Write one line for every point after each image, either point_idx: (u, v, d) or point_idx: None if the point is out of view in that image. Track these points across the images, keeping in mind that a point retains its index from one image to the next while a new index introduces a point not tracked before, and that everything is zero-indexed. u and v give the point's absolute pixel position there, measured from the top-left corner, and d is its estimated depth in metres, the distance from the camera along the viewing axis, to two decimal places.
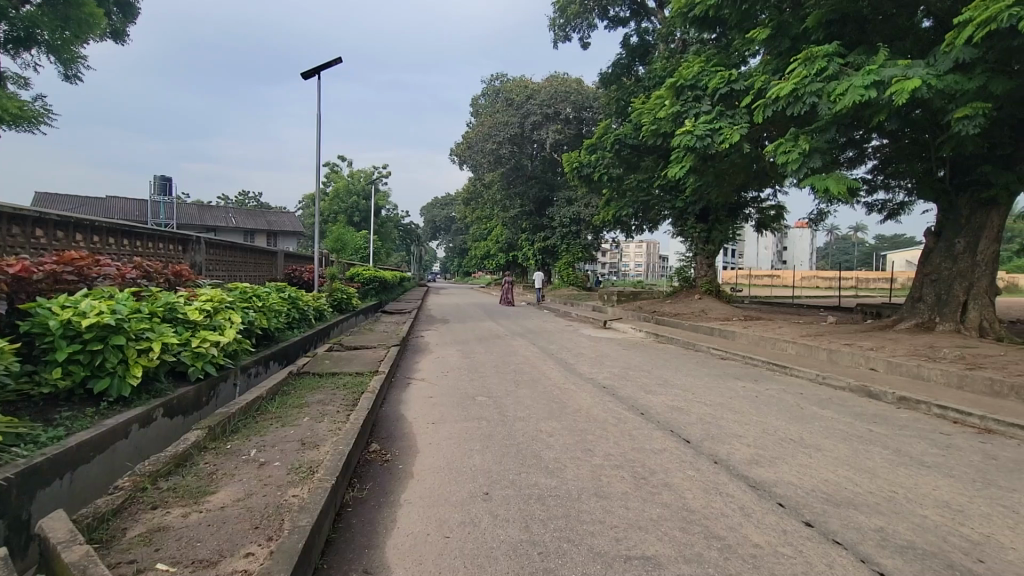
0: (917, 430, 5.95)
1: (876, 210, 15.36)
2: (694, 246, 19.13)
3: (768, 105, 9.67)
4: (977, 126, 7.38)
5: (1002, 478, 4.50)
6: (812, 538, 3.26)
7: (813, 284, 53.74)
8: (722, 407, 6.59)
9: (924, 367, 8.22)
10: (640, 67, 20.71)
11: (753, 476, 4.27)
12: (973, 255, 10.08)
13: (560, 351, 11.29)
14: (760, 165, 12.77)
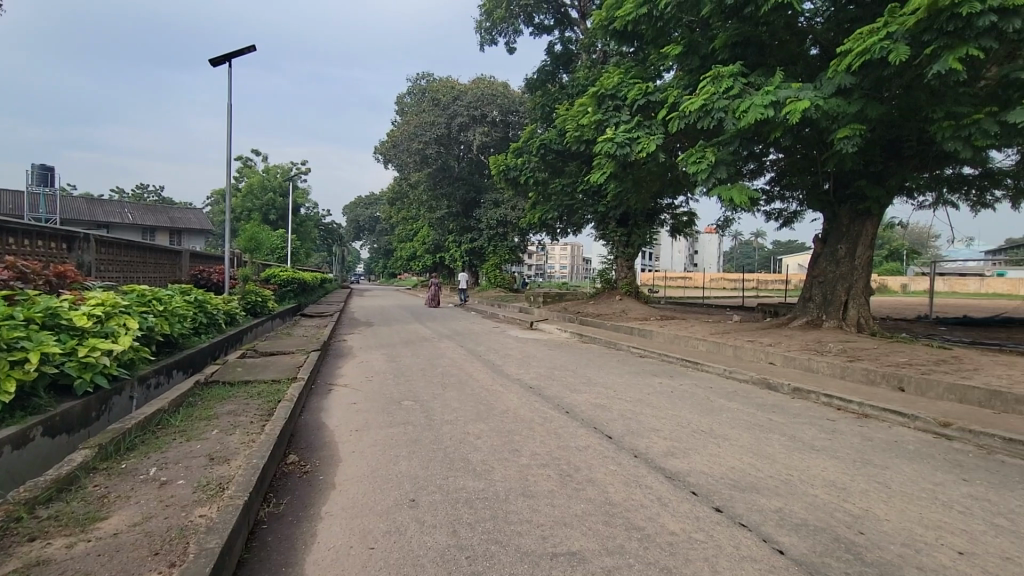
0: (808, 417, 6.58)
1: (774, 218, 16.83)
2: (615, 249, 19.93)
3: (681, 117, 10.30)
4: (855, 145, 8.32)
5: (876, 457, 5.10)
6: (721, 523, 3.51)
7: (721, 285, 57.97)
8: (640, 403, 6.92)
9: (813, 360, 9.13)
10: (564, 75, 21.31)
11: (669, 468, 4.52)
12: (852, 260, 11.34)
13: (488, 352, 11.32)
14: (673, 174, 13.57)
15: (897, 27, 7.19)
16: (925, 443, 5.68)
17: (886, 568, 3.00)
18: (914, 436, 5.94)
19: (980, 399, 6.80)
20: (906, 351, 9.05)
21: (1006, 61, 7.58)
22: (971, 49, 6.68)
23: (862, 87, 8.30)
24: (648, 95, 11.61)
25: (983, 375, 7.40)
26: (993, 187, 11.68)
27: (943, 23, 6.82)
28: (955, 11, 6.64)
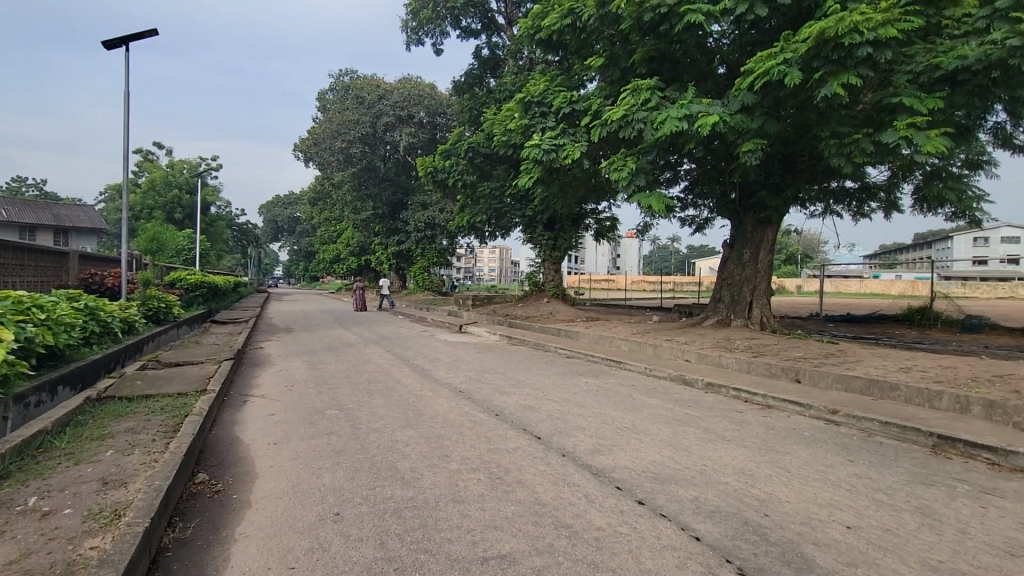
0: (719, 410, 7.07)
1: (688, 224, 17.93)
2: (542, 252, 20.31)
3: (603, 125, 10.72)
4: (758, 158, 9.06)
5: (778, 444, 5.56)
6: (643, 515, 3.67)
7: (642, 287, 60.63)
8: (567, 403, 7.10)
9: (723, 357, 9.82)
10: (491, 79, 21.44)
11: (595, 465, 4.67)
12: (756, 264, 12.34)
13: (416, 357, 11.12)
14: (597, 180, 14.07)
15: (791, 53, 7.93)
16: (818, 429, 6.29)
17: (788, 546, 3.28)
18: (810, 423, 6.56)
19: (863, 387, 7.63)
20: (802, 346, 9.98)
21: (879, 88, 8.59)
22: (852, 76, 7.51)
23: (763, 106, 9.06)
24: (573, 103, 11.97)
25: (864, 366, 8.31)
26: (870, 200, 13.17)
27: (829, 52, 7.60)
28: (838, 42, 7.43)
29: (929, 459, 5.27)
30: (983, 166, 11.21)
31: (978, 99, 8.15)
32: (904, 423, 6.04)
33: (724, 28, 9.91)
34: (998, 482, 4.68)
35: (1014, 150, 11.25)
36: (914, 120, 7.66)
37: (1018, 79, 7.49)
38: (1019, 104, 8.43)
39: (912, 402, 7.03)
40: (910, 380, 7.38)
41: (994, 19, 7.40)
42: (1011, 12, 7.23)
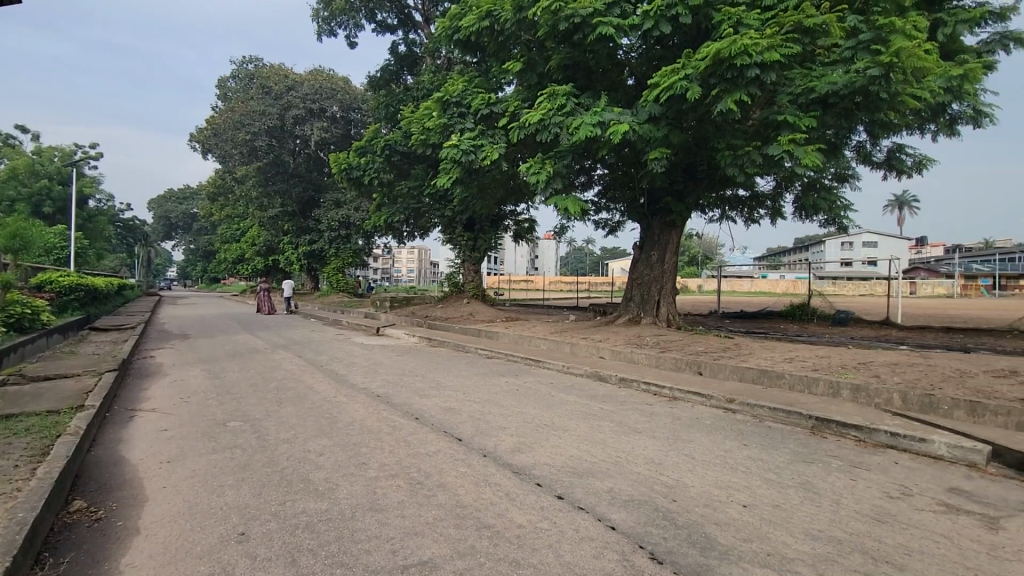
0: (631, 403, 7.45)
1: (602, 226, 18.72)
2: (462, 253, 20.24)
3: (521, 129, 10.90)
4: (663, 166, 9.66)
5: (683, 433, 5.97)
6: (562, 509, 3.78)
7: (558, 287, 62.28)
8: (488, 403, 7.13)
9: (635, 353, 10.36)
10: (409, 77, 21.03)
11: (515, 463, 4.73)
12: (663, 265, 13.15)
13: (330, 361, 10.64)
14: (515, 182, 14.28)
15: (692, 69, 8.54)
16: (718, 417, 6.83)
17: (694, 528, 3.53)
18: (711, 412, 7.10)
19: (755, 377, 8.39)
20: (703, 341, 10.79)
21: (766, 106, 9.48)
22: (743, 94, 8.24)
23: (667, 117, 9.67)
24: (491, 105, 12.05)
25: (756, 358, 9.14)
26: (759, 207, 14.50)
27: (724, 71, 8.27)
28: (731, 62, 8.11)
29: (810, 440, 5.91)
30: (849, 179, 12.75)
31: (845, 120, 9.25)
32: (788, 407, 6.73)
33: (633, 42, 10.46)
34: (864, 456, 5.35)
35: (872, 166, 12.91)
36: (794, 137, 8.54)
37: (875, 104, 8.59)
38: (876, 127, 9.68)
39: (795, 389, 7.85)
40: (793, 369, 8.23)
41: (857, 51, 8.43)
42: (870, 46, 8.27)
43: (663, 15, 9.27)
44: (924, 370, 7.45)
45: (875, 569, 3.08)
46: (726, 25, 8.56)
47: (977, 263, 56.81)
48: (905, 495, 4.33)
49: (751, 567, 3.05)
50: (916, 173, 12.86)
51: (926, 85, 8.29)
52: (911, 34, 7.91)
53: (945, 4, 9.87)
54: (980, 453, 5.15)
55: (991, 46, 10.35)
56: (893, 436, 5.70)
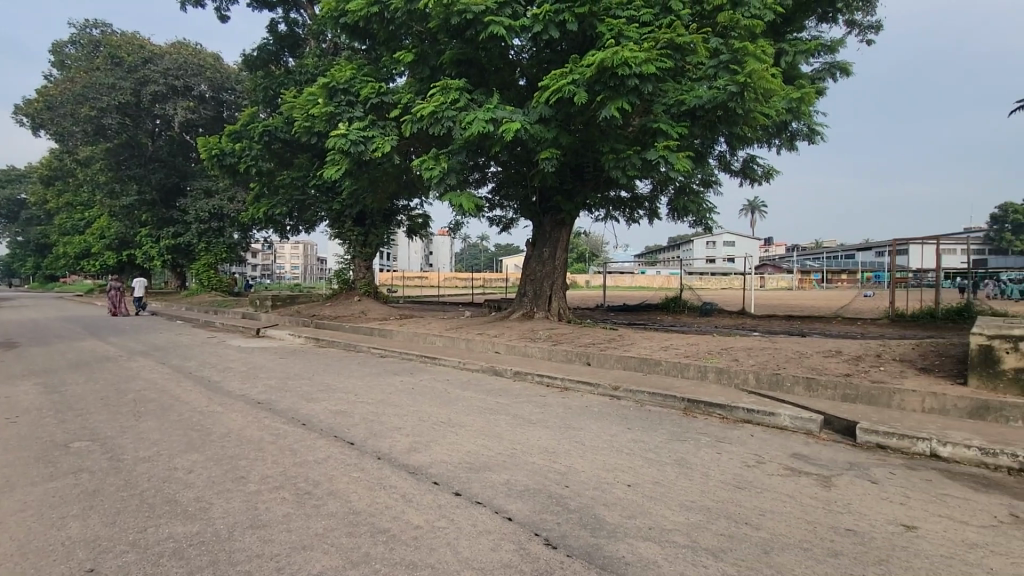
0: (526, 396, 7.66)
1: (495, 223, 18.93)
2: (352, 249, 19.32)
3: (414, 121, 10.68)
4: (553, 166, 10.04)
5: (574, 421, 6.26)
6: (459, 505, 3.78)
7: (453, 284, 61.92)
8: (382, 403, 6.90)
9: (528, 347, 10.68)
10: (290, 59, 19.55)
11: (411, 463, 4.63)
12: (554, 261, 13.68)
13: (201, 367, 9.60)
14: (408, 176, 13.95)
15: (579, 75, 8.97)
16: (605, 404, 7.26)
17: (584, 511, 3.72)
18: (599, 400, 7.53)
19: (637, 365, 9.06)
20: (591, 333, 11.41)
21: (644, 114, 10.24)
22: (624, 102, 8.84)
23: (557, 119, 10.07)
24: (382, 95, 11.65)
25: (638, 347, 9.87)
26: (638, 208, 15.63)
27: (606, 79, 8.80)
28: (614, 71, 8.64)
29: (683, 420, 6.51)
30: (713, 185, 14.20)
31: (709, 132, 10.30)
32: (665, 392, 7.36)
33: (524, 44, 10.71)
34: (727, 431, 6.02)
35: (732, 173, 14.50)
36: (667, 144, 9.34)
37: (733, 119, 9.65)
38: (735, 139, 10.90)
39: (671, 374, 8.60)
40: (669, 356, 9.02)
41: (719, 69, 9.39)
42: (729, 66, 9.26)
43: (551, 20, 9.59)
44: (773, 352, 8.57)
45: (737, 531, 3.48)
46: (609, 35, 9.09)
47: (811, 260, 66.69)
48: (760, 463, 4.94)
49: (636, 541, 3.29)
50: (765, 181, 14.68)
51: (773, 104, 9.50)
52: (761, 59, 8.99)
53: (788, 35, 11.36)
54: (815, 422, 6.05)
55: (821, 74, 12.12)
56: (749, 412, 6.48)
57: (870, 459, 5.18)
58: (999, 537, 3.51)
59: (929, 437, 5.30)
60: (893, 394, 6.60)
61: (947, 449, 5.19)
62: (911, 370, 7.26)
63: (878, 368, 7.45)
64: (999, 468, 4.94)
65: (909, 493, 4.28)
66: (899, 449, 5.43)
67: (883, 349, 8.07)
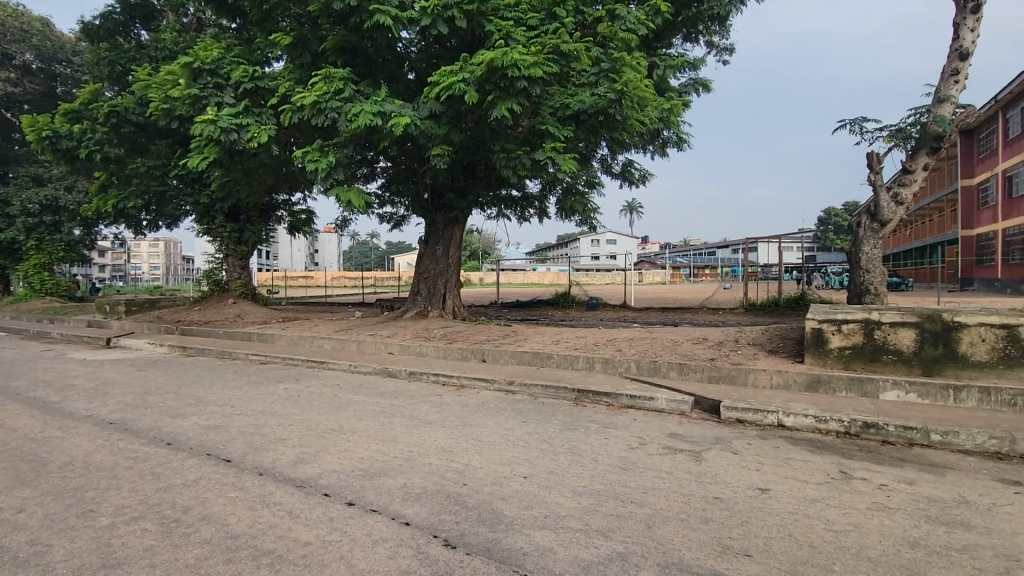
0: (421, 396, 7.53)
1: (386, 220, 18.30)
2: (224, 247, 17.55)
3: (293, 110, 9.98)
4: (445, 163, 9.98)
5: (471, 418, 6.29)
6: (353, 515, 3.61)
7: (341, 283, 58.86)
8: (264, 414, 6.37)
9: (423, 346, 10.51)
10: (143, 32, 17.17)
11: (298, 476, 4.32)
12: (447, 259, 13.61)
13: (31, 387, 8.09)
14: (288, 169, 13.01)
15: (469, 73, 9.03)
16: (501, 399, 7.39)
17: (482, 507, 3.74)
18: (494, 396, 7.64)
19: (530, 359, 9.33)
20: (485, 330, 11.51)
21: (532, 116, 10.55)
22: (513, 103, 9.03)
23: (447, 115, 10.01)
24: (256, 80, 10.72)
25: (531, 343, 10.17)
26: (528, 207, 16.08)
27: (496, 79, 8.93)
28: (503, 72, 8.79)
29: (574, 410, 6.82)
30: (596, 186, 15.01)
31: (593, 136, 10.87)
32: (557, 384, 7.66)
33: (412, 37, 10.45)
34: (614, 417, 6.44)
35: (613, 176, 15.46)
36: (554, 145, 9.72)
37: (614, 125, 10.28)
38: (615, 144, 11.63)
39: (562, 367, 9.00)
40: (560, 350, 9.41)
41: (600, 77, 9.95)
42: (609, 74, 9.86)
43: (440, 15, 9.51)
44: (651, 341, 9.31)
45: (624, 510, 3.73)
46: (497, 35, 9.23)
47: (681, 256, 73.55)
48: (642, 444, 5.35)
49: (533, 532, 3.38)
50: (642, 184, 15.86)
51: (647, 113, 10.29)
52: (636, 70, 9.69)
53: (659, 50, 12.39)
54: (687, 403, 6.70)
55: (687, 88, 13.39)
56: (632, 398, 7.00)
57: (731, 432, 5.85)
58: (831, 491, 4.15)
59: (777, 410, 6.12)
60: (748, 373, 7.52)
61: (790, 419, 6.04)
62: (761, 352, 8.33)
63: (736, 352, 8.43)
64: (828, 431, 5.85)
65: (763, 460, 4.90)
66: (754, 423, 6.20)
67: (740, 335, 9.12)
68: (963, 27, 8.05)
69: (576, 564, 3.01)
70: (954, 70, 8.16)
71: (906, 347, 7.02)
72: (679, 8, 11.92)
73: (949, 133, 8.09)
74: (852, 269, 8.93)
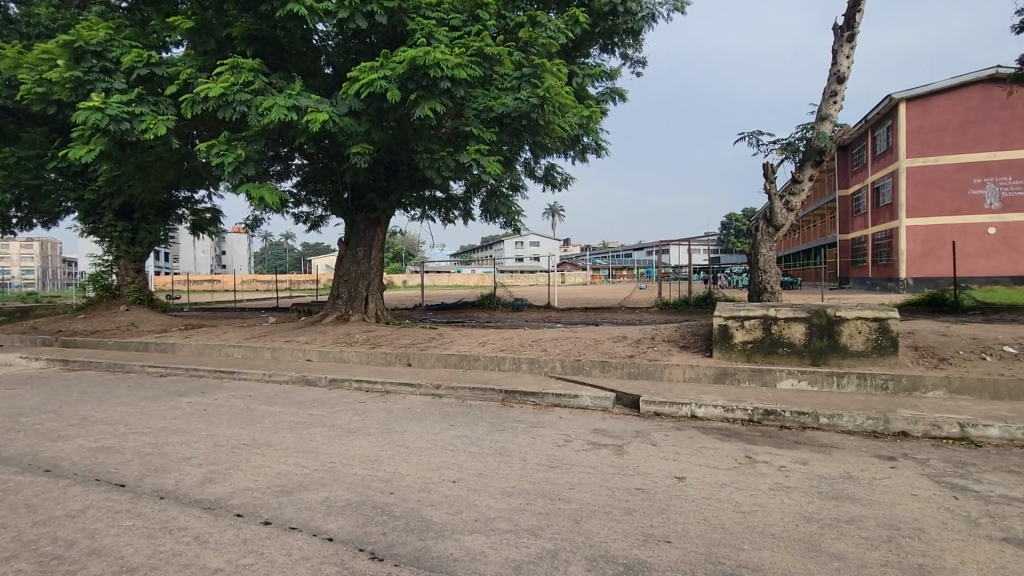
0: (343, 404, 7.22)
1: (302, 220, 17.39)
2: (114, 247, 15.82)
3: (196, 101, 9.24)
4: (366, 162, 9.67)
5: (396, 425, 6.11)
6: (270, 535, 3.39)
7: (251, 285, 55.18)
8: (164, 432, 5.80)
9: (344, 351, 10.10)
10: (12, 5, 15.08)
11: (205, 498, 3.98)
12: (369, 261, 13.19)
13: None
14: (190, 163, 11.99)
15: (390, 71, 8.83)
16: (427, 404, 7.26)
17: (411, 516, 3.65)
18: (421, 400, 7.49)
19: (456, 362, 9.27)
20: (410, 334, 11.27)
21: (456, 117, 10.50)
22: (437, 103, 8.92)
23: (368, 113, 9.71)
24: (152, 66, 9.77)
25: (457, 345, 10.09)
26: (453, 209, 15.95)
27: (419, 77, 8.80)
28: (425, 71, 8.68)
29: (502, 411, 6.86)
30: (520, 189, 15.19)
31: (516, 140, 10.97)
32: (484, 386, 7.67)
33: (329, 30, 10.03)
34: (540, 416, 6.55)
35: (536, 179, 15.73)
36: (479, 147, 9.72)
37: (536, 129, 10.45)
38: (537, 148, 11.83)
39: (488, 368, 9.01)
40: (486, 351, 9.42)
41: (522, 81, 10.08)
42: (531, 79, 10.01)
43: (359, 9, 9.20)
44: (575, 341, 9.57)
45: (552, 507, 3.81)
46: (420, 34, 9.09)
47: (600, 257, 76.56)
48: (568, 442, 5.48)
49: (463, 536, 3.35)
50: (564, 188, 16.27)
51: (568, 119, 10.58)
52: (557, 76, 9.91)
53: (578, 59, 12.79)
54: (609, 399, 6.95)
55: (604, 97, 13.93)
56: (558, 397, 7.16)
57: (650, 425, 6.15)
58: (739, 476, 4.48)
59: (690, 402, 6.52)
60: (664, 368, 7.96)
61: (702, 410, 6.46)
62: (676, 348, 8.84)
63: (652, 348, 8.89)
64: (735, 419, 6.33)
65: (679, 450, 5.19)
66: (670, 415, 6.57)
67: (656, 332, 9.61)
68: (840, 53, 9.04)
69: (506, 565, 3.02)
70: (833, 92, 9.15)
71: (798, 340, 7.76)
72: (595, 20, 12.39)
73: (829, 148, 9.06)
74: (751, 270, 9.72)
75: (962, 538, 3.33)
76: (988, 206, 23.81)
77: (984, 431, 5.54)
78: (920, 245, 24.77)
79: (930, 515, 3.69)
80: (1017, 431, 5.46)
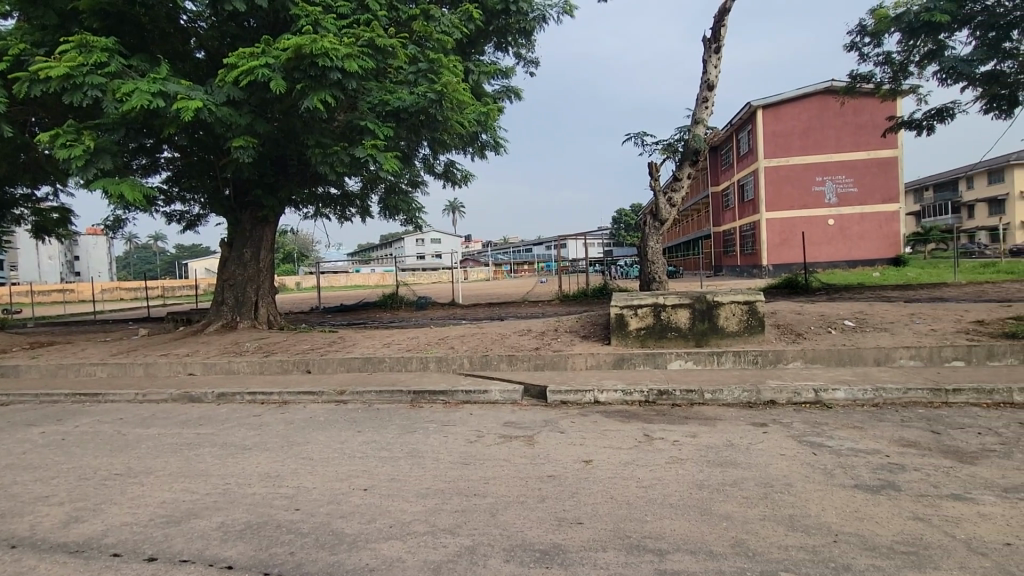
0: (236, 419, 6.66)
1: (175, 220, 15.66)
2: None
3: (33, 81, 7.94)
4: (249, 156, 8.92)
5: (297, 437, 5.75)
6: (157, 572, 3.05)
7: (112, 296, 48.60)
8: (11, 469, 4.95)
9: (233, 362, 9.30)
10: None
11: (71, 540, 3.47)
12: (257, 263, 12.23)
13: None
14: (28, 155, 10.29)
15: (273, 59, 8.26)
16: (331, 411, 6.92)
17: (321, 530, 3.48)
18: (324, 408, 7.12)
19: (360, 365, 8.94)
20: (308, 339, 10.64)
21: (349, 110, 10.05)
22: (327, 94, 8.44)
23: (249, 102, 8.98)
24: None
25: (360, 347, 9.72)
26: (349, 207, 15.23)
27: (306, 67, 8.29)
28: (313, 60, 8.21)
29: (411, 412, 6.73)
30: (419, 185, 14.89)
31: (415, 136, 10.73)
32: (391, 388, 7.48)
33: (199, 10, 9.13)
34: (450, 414, 6.52)
35: (435, 175, 15.52)
36: (375, 143, 9.36)
37: (433, 125, 10.30)
38: (436, 144, 11.67)
39: (395, 370, 8.78)
40: (392, 352, 9.18)
41: (418, 76, 9.90)
42: (427, 74, 9.86)
43: None
44: (481, 336, 9.65)
45: (468, 503, 3.83)
46: (305, 21, 8.58)
47: (503, 253, 77.79)
48: (480, 437, 5.51)
49: (378, 545, 3.26)
50: (464, 185, 16.26)
51: (466, 116, 10.54)
52: (453, 72, 9.83)
53: (473, 57, 12.86)
54: (517, 392, 7.12)
55: (500, 95, 14.14)
56: (468, 393, 7.19)
57: (557, 414, 6.40)
58: (639, 454, 4.82)
59: (593, 389, 6.89)
60: (567, 358, 8.31)
61: (604, 395, 6.86)
62: (577, 338, 9.25)
63: (555, 339, 9.24)
64: (633, 401, 6.78)
65: (586, 435, 5.46)
66: (575, 402, 6.88)
67: (559, 323, 9.96)
68: (709, 62, 9.96)
69: (426, 567, 2.99)
70: (706, 98, 10.07)
71: (684, 325, 8.49)
72: (489, 18, 12.52)
73: (703, 149, 9.96)
74: (641, 261, 10.40)
75: (821, 488, 3.89)
76: (830, 201, 27.61)
77: (833, 394, 6.47)
78: (778, 236, 28.14)
79: (794, 471, 4.25)
80: (857, 392, 6.44)
